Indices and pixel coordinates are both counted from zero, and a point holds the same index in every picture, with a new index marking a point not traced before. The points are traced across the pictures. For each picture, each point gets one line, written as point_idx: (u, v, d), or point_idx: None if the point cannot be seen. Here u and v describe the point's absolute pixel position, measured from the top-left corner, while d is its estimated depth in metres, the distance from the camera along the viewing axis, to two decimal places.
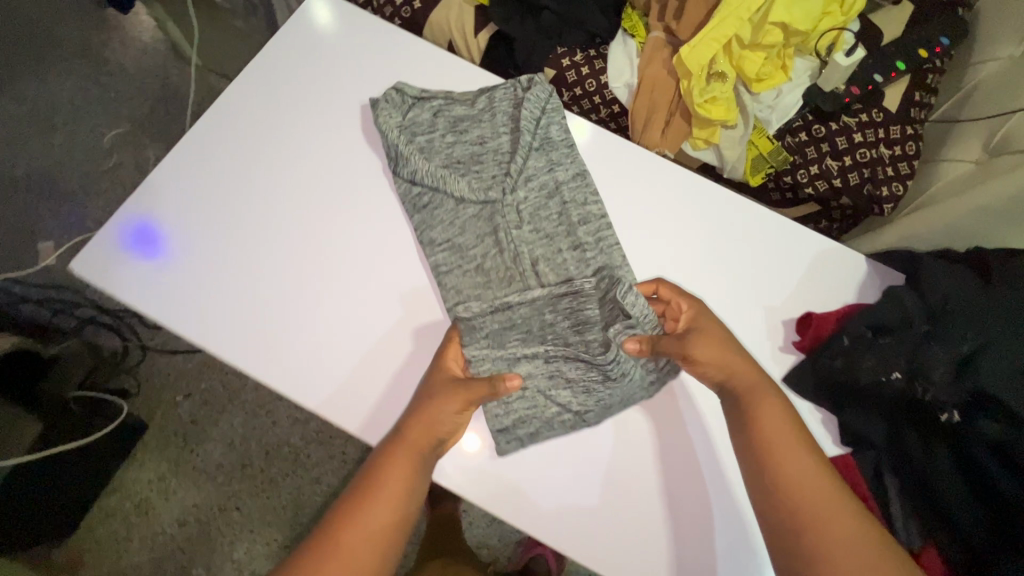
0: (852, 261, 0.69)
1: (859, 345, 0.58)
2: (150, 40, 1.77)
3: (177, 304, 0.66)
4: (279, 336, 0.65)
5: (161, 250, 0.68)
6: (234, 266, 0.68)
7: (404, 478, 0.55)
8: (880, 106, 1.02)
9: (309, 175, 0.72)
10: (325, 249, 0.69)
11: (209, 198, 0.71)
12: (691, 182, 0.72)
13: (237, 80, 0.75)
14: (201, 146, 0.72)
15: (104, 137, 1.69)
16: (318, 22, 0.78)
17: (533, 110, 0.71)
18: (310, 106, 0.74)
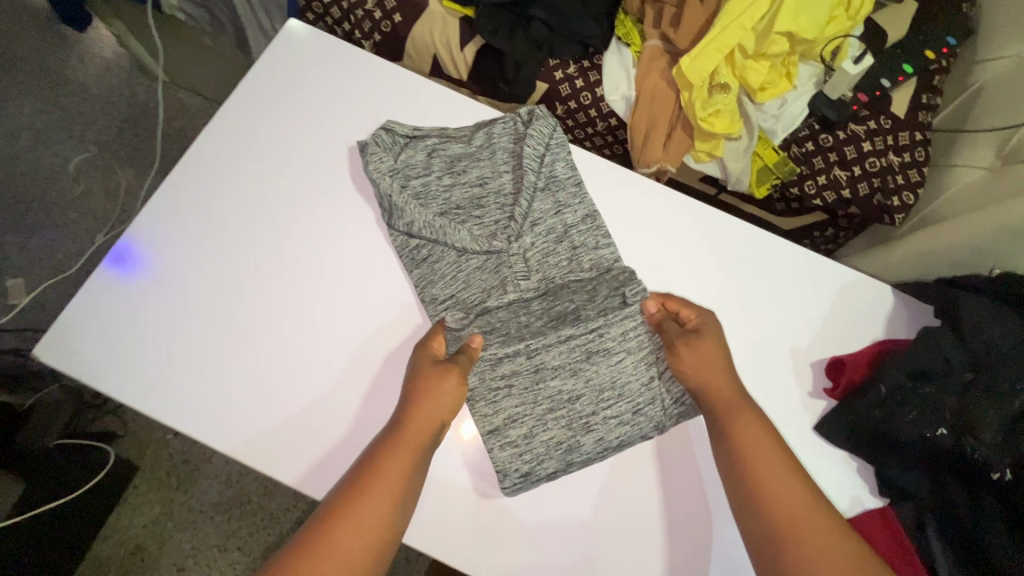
0: (878, 295, 0.66)
1: (898, 394, 0.55)
2: (112, 57, 1.67)
3: (150, 381, 0.60)
4: (264, 411, 0.59)
5: (131, 320, 0.62)
6: (212, 333, 0.61)
7: (404, 469, 0.49)
8: (887, 112, 0.98)
9: (293, 228, 0.65)
10: (313, 310, 0.62)
11: (183, 258, 0.64)
12: (708, 217, 0.67)
13: (212, 126, 0.69)
14: (174, 201, 0.66)
15: (69, 163, 1.59)
16: (300, 59, 0.72)
17: (536, 147, 0.65)
18: (293, 153, 0.68)
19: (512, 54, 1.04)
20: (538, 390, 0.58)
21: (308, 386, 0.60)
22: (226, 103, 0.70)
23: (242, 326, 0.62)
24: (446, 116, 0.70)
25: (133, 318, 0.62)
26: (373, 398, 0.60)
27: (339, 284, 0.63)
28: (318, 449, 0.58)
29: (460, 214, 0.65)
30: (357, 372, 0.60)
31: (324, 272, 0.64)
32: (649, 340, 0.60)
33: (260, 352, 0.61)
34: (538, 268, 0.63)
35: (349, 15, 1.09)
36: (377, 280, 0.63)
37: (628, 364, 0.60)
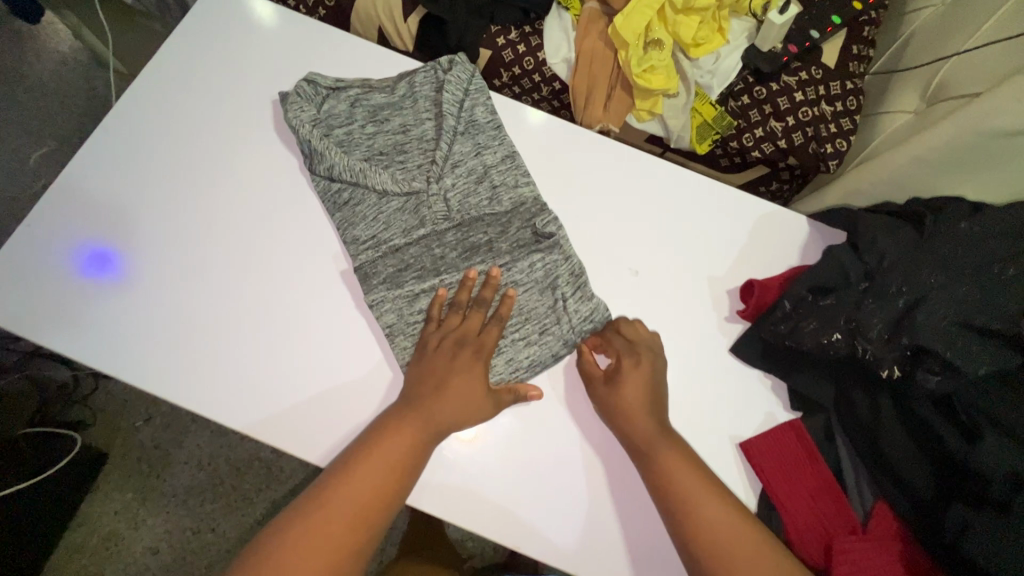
0: (792, 224, 0.68)
1: (801, 309, 0.57)
2: (68, 51, 1.67)
3: (80, 328, 0.62)
4: (193, 352, 0.61)
5: (59, 284, 0.63)
6: (141, 281, 0.64)
7: (401, 453, 0.54)
8: (819, 63, 1.01)
9: (223, 180, 0.68)
10: (243, 255, 0.65)
11: (112, 210, 0.66)
12: (626, 154, 0.70)
13: (142, 84, 0.71)
14: (103, 157, 0.68)
15: (29, 158, 1.59)
16: (230, 23, 0.74)
17: (455, 93, 0.68)
18: (223, 109, 0.71)
19: (453, 23, 1.05)
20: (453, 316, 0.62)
21: (237, 326, 0.62)
22: (148, 67, 0.72)
23: (172, 272, 0.64)
24: (373, 70, 0.73)
25: (62, 269, 0.64)
26: (300, 334, 0.62)
27: (269, 230, 0.66)
28: (245, 385, 0.61)
29: (382, 160, 0.68)
30: (285, 312, 0.63)
31: (254, 220, 0.66)
32: (553, 265, 0.64)
33: (190, 296, 0.63)
34: (457, 206, 0.66)
35: None
36: (305, 225, 0.66)
37: (534, 289, 0.64)
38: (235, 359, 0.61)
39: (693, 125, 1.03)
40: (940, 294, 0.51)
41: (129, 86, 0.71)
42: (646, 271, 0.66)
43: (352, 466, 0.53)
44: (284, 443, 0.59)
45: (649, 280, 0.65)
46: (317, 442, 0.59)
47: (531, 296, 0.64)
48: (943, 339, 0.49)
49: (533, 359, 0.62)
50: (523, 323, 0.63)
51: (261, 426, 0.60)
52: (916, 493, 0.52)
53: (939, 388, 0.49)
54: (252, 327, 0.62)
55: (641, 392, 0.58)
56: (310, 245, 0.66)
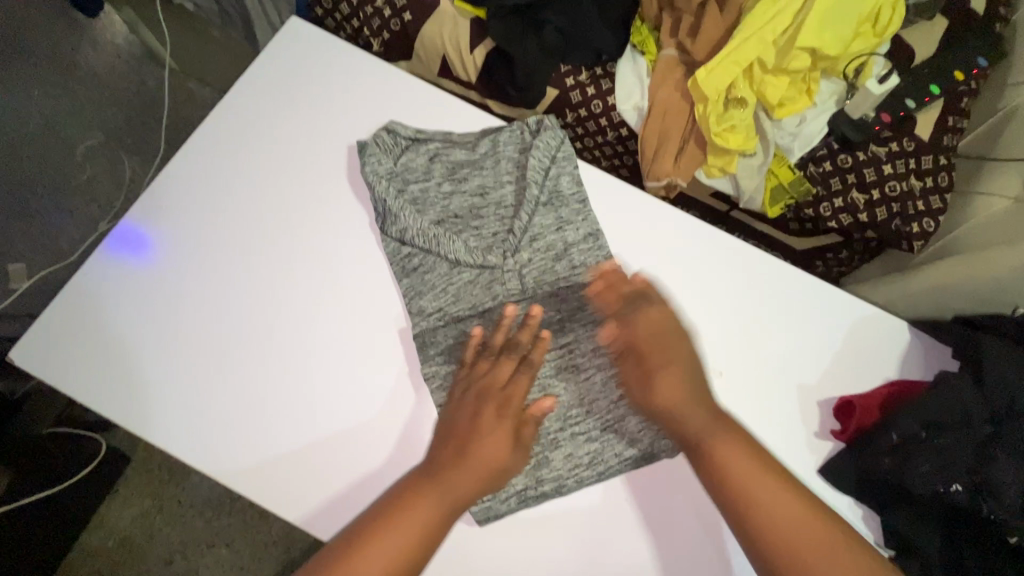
0: (893, 330, 0.63)
1: (911, 443, 0.51)
2: (123, 43, 1.66)
3: (134, 382, 0.60)
4: (245, 418, 0.59)
5: (117, 309, 0.62)
6: (195, 324, 0.62)
7: (432, 509, 0.50)
8: (911, 134, 0.93)
9: (288, 229, 0.65)
10: (301, 314, 0.62)
11: (174, 253, 0.64)
12: (714, 236, 0.65)
13: (226, 106, 0.68)
14: (169, 193, 0.66)
15: (76, 149, 1.58)
16: (308, 54, 0.71)
17: (542, 159, 0.65)
18: (299, 150, 0.68)
19: (522, 59, 1.01)
20: None
21: (291, 395, 0.60)
22: (234, 90, 0.69)
23: (225, 324, 0.62)
24: (453, 121, 0.69)
25: (122, 297, 0.62)
26: (354, 404, 0.60)
27: (332, 288, 0.63)
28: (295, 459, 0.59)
29: (453, 223, 0.65)
30: (343, 377, 0.61)
31: (317, 276, 0.63)
32: None
33: (245, 355, 0.61)
34: (531, 283, 0.63)
35: (359, 11, 1.07)
36: (370, 285, 0.63)
37: (598, 381, 0.60)
38: (288, 429, 0.59)
39: (766, 187, 0.97)
40: None
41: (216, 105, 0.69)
42: (728, 369, 0.61)
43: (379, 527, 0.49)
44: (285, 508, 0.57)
45: (733, 383, 0.60)
46: (310, 502, 0.58)
47: (592, 386, 0.60)
48: None
49: (593, 456, 0.58)
50: (588, 414, 0.59)
51: (276, 490, 0.58)
52: None
53: None
54: (306, 397, 0.60)
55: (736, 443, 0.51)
56: (371, 309, 0.63)
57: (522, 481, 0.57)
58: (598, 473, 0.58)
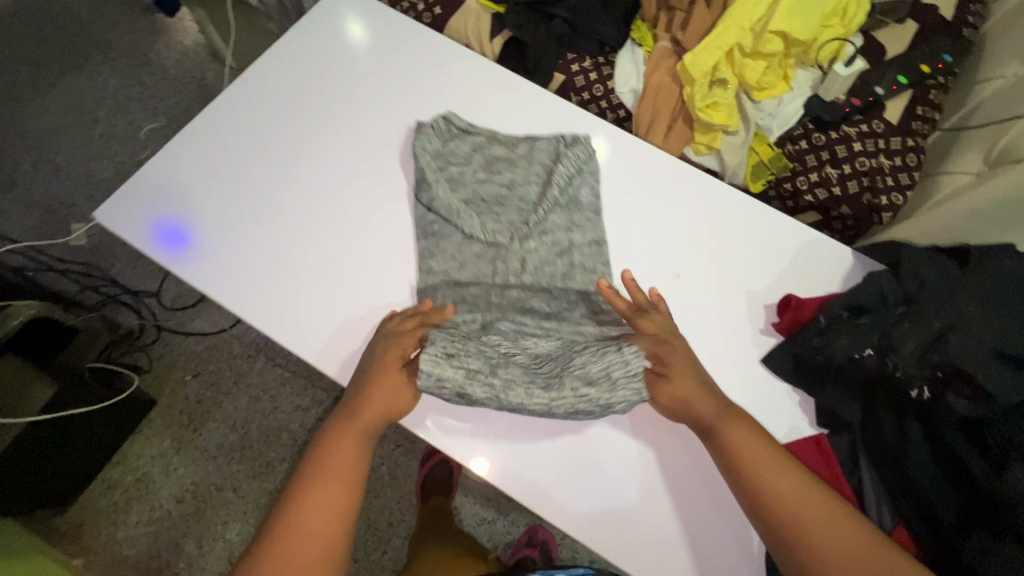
0: (835, 251, 0.71)
1: (837, 323, 0.59)
2: (191, 45, 1.89)
3: (175, 258, 0.71)
4: (257, 315, 0.69)
5: (172, 222, 0.73)
6: (237, 239, 0.73)
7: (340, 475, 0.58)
8: (881, 118, 1.03)
9: (329, 179, 0.77)
10: (330, 233, 0.73)
11: (234, 166, 0.77)
12: (675, 165, 0.75)
13: (269, 64, 0.82)
14: (222, 132, 0.78)
15: (141, 130, 1.79)
16: (346, 13, 0.86)
17: (569, 167, 0.74)
18: (354, 122, 0.80)
19: (533, 47, 1.16)
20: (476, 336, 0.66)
21: (299, 309, 0.69)
22: (271, 53, 0.83)
23: (265, 242, 0.73)
24: (481, 103, 0.82)
25: (175, 210, 0.74)
26: (355, 331, 0.69)
27: (354, 237, 0.73)
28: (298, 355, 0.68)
29: (473, 206, 0.76)
30: (347, 309, 0.70)
31: (342, 225, 0.74)
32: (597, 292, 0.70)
33: (269, 268, 0.71)
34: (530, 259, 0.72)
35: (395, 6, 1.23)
36: (389, 239, 0.74)
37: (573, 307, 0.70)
38: (291, 329, 0.69)
39: (748, 163, 1.07)
40: (978, 321, 0.53)
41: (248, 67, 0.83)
42: (686, 270, 0.69)
43: (324, 460, 0.59)
44: (316, 355, 0.68)
45: (688, 285, 0.69)
46: (335, 354, 0.68)
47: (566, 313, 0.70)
48: (982, 366, 0.51)
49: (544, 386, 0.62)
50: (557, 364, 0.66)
51: (310, 344, 0.68)
52: (937, 517, 0.53)
53: (972, 414, 0.52)
54: (314, 313, 0.69)
55: (743, 427, 0.58)
56: (384, 263, 0.72)
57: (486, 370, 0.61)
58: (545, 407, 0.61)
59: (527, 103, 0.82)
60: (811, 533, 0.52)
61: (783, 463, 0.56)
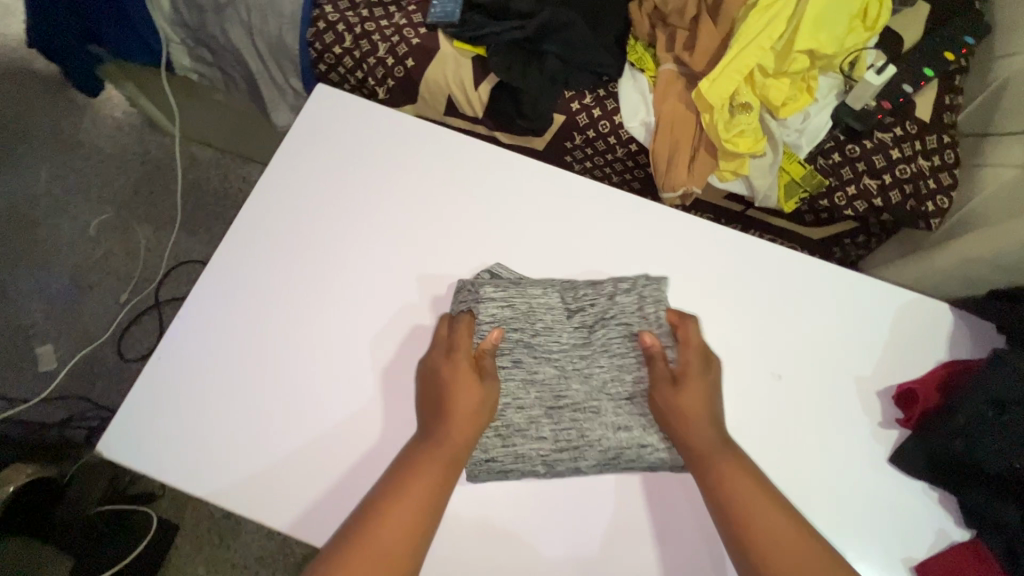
0: (938, 312, 0.65)
1: (978, 424, 0.55)
2: (123, 117, 1.63)
3: (165, 401, 0.62)
4: (181, 439, 0.60)
5: (179, 428, 0.61)
6: (255, 434, 0.61)
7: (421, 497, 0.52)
8: (913, 118, 0.97)
9: (335, 325, 0.65)
10: (364, 408, 0.62)
11: (249, 289, 0.66)
12: (747, 244, 0.67)
13: (261, 204, 0.69)
14: (221, 301, 0.65)
15: (89, 226, 1.54)
16: (333, 117, 0.73)
17: (636, 317, 0.62)
18: (380, 258, 0.67)
19: (527, 90, 1.04)
20: (524, 436, 0.58)
21: (234, 452, 0.60)
22: (260, 190, 0.69)
23: (286, 432, 0.61)
24: (499, 200, 0.69)
25: (181, 412, 0.61)
26: (306, 498, 0.58)
27: (329, 410, 0.61)
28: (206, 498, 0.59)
29: (518, 325, 0.62)
30: (287, 473, 0.59)
31: (316, 392, 0.62)
32: None
33: (222, 390, 0.62)
34: (596, 387, 0.60)
35: (362, 63, 1.11)
36: (384, 410, 0.62)
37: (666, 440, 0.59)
38: (211, 469, 0.59)
39: (780, 184, 0.99)
40: None
41: (239, 209, 0.69)
42: (786, 367, 0.63)
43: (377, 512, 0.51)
44: None
45: (793, 385, 0.62)
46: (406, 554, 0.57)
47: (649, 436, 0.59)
48: None
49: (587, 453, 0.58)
50: (553, 471, 0.58)
51: None
52: None
53: None
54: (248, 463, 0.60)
55: (739, 474, 0.53)
56: (357, 437, 0.61)
57: (527, 460, 0.58)
58: (571, 458, 0.58)
59: (562, 189, 0.70)
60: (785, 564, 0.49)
61: (762, 492, 0.53)
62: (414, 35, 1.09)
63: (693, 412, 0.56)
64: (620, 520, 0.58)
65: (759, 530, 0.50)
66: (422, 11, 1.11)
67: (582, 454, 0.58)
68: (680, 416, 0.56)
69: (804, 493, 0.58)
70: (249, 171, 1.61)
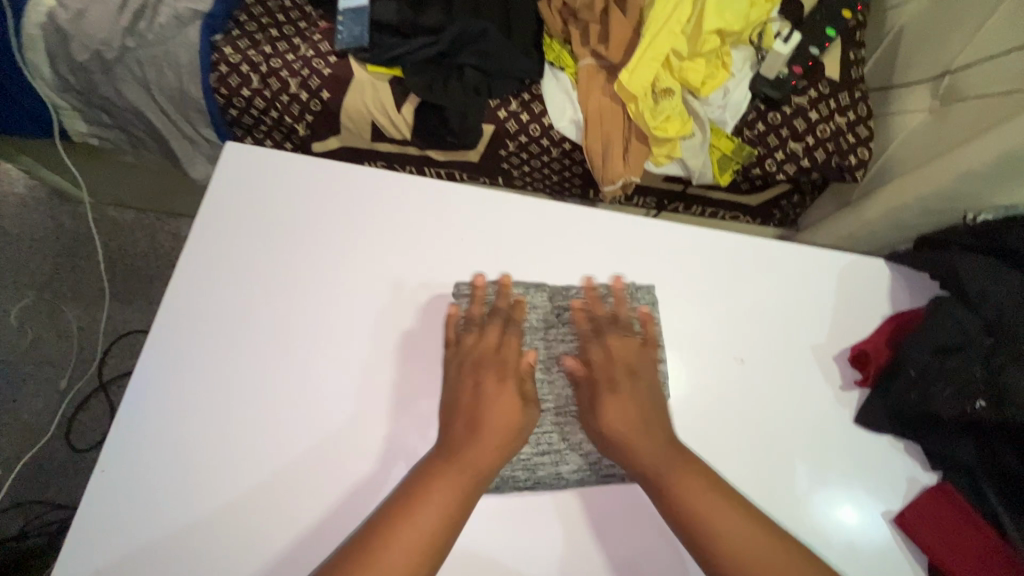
0: (875, 269, 0.68)
1: (927, 374, 0.57)
2: (25, 190, 1.50)
3: (122, 486, 0.57)
4: (124, 502, 0.56)
5: (141, 514, 0.56)
6: (223, 506, 0.57)
7: (456, 488, 0.51)
8: (824, 78, 1.02)
9: (302, 376, 0.61)
10: (340, 462, 0.59)
11: (197, 354, 0.62)
12: (692, 235, 0.68)
13: (199, 261, 0.65)
14: (168, 371, 0.61)
15: (9, 315, 1.41)
16: (259, 164, 0.68)
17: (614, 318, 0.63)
18: (341, 306, 0.64)
19: (451, 106, 1.02)
20: None
21: (185, 509, 0.57)
22: (196, 245, 0.65)
23: (256, 499, 0.57)
24: (442, 232, 0.67)
25: (141, 495, 0.57)
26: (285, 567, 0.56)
27: (297, 469, 0.58)
28: (141, 558, 0.55)
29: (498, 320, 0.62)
30: (252, 535, 0.56)
31: (281, 448, 0.59)
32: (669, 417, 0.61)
33: (176, 443, 0.59)
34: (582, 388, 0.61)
35: (275, 102, 1.06)
36: (352, 464, 0.59)
37: None
38: (153, 526, 0.56)
39: (712, 160, 1.02)
40: None
41: (177, 264, 0.65)
42: (750, 349, 0.64)
43: (392, 524, 0.49)
44: None
45: (756, 367, 0.64)
46: None
47: None
48: None
49: (571, 452, 0.59)
50: (536, 473, 0.58)
51: None
52: None
53: None
54: (202, 519, 0.56)
55: (694, 477, 0.53)
56: (322, 489, 0.58)
57: (513, 463, 0.58)
58: (556, 457, 0.58)
59: (503, 210, 0.68)
60: (738, 566, 0.49)
61: (715, 489, 0.53)
62: (325, 66, 1.04)
63: (635, 423, 0.56)
64: (602, 518, 0.59)
65: (725, 531, 0.50)
66: (329, 40, 1.07)
67: (568, 453, 0.58)
68: (611, 424, 0.56)
69: (784, 470, 0.60)
70: (177, 226, 1.52)
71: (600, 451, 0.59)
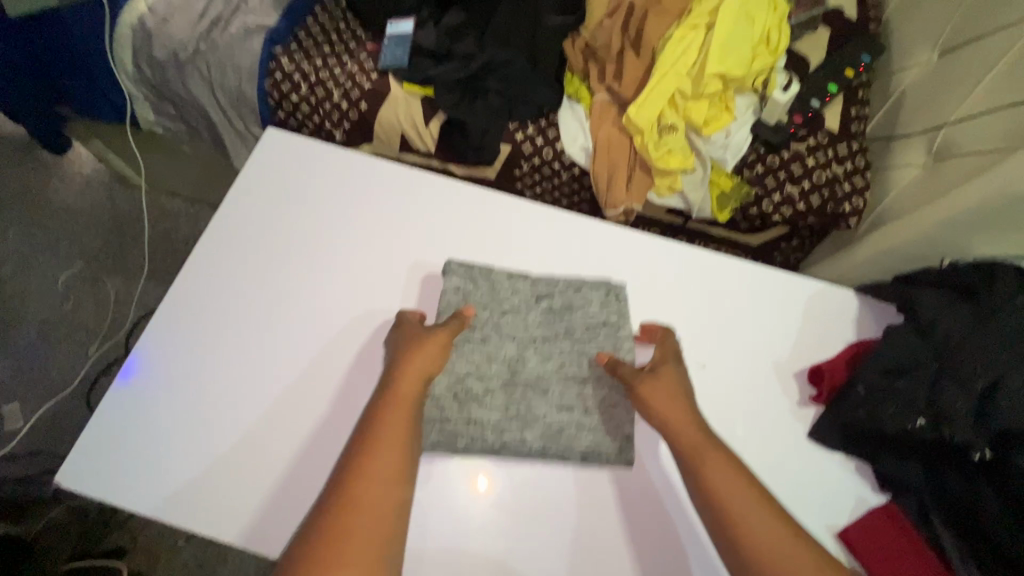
0: (843, 299, 0.71)
1: (877, 390, 0.60)
2: (92, 172, 1.67)
3: (121, 390, 0.64)
4: (119, 402, 0.64)
5: (130, 419, 0.63)
6: (198, 428, 0.63)
7: (401, 437, 0.54)
8: (824, 129, 1.08)
9: (294, 328, 0.68)
10: (308, 408, 0.64)
11: (210, 291, 0.70)
12: (669, 249, 0.73)
13: (229, 213, 0.74)
14: (185, 301, 0.69)
15: (58, 280, 1.55)
16: (295, 143, 0.79)
17: (584, 311, 0.69)
18: (339, 272, 0.72)
19: (474, 124, 1.11)
20: (480, 409, 0.63)
21: (176, 455, 0.61)
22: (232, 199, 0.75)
23: (227, 427, 0.63)
24: (445, 222, 0.75)
25: (134, 402, 0.64)
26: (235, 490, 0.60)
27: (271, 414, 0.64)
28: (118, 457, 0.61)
29: (482, 301, 0.68)
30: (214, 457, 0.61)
31: (266, 401, 0.64)
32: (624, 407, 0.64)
33: (174, 364, 0.66)
34: (550, 369, 0.66)
35: (318, 108, 1.18)
36: (321, 411, 0.64)
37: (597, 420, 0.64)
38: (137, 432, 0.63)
39: (712, 196, 1.07)
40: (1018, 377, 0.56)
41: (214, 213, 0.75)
42: (714, 358, 0.68)
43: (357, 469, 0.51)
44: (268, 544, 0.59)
45: (717, 373, 0.67)
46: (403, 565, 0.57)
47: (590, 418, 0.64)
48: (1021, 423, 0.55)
49: (535, 427, 0.63)
50: (504, 444, 0.62)
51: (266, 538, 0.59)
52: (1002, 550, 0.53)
53: None
54: (180, 451, 0.62)
55: (726, 464, 0.54)
56: (287, 428, 0.63)
57: (481, 432, 0.62)
58: (522, 430, 0.63)
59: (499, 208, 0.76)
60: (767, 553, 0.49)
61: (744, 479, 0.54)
62: (366, 81, 1.17)
63: (670, 406, 0.59)
64: (585, 500, 0.62)
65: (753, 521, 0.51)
66: (374, 58, 1.20)
67: (530, 429, 0.63)
68: (648, 406, 0.60)
69: None
70: None
71: (560, 430, 0.63)
